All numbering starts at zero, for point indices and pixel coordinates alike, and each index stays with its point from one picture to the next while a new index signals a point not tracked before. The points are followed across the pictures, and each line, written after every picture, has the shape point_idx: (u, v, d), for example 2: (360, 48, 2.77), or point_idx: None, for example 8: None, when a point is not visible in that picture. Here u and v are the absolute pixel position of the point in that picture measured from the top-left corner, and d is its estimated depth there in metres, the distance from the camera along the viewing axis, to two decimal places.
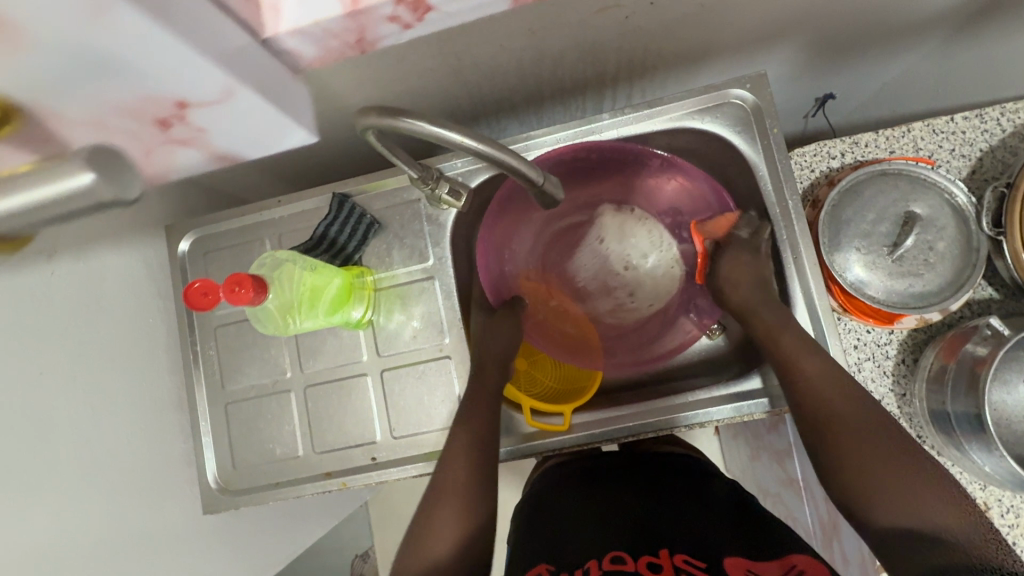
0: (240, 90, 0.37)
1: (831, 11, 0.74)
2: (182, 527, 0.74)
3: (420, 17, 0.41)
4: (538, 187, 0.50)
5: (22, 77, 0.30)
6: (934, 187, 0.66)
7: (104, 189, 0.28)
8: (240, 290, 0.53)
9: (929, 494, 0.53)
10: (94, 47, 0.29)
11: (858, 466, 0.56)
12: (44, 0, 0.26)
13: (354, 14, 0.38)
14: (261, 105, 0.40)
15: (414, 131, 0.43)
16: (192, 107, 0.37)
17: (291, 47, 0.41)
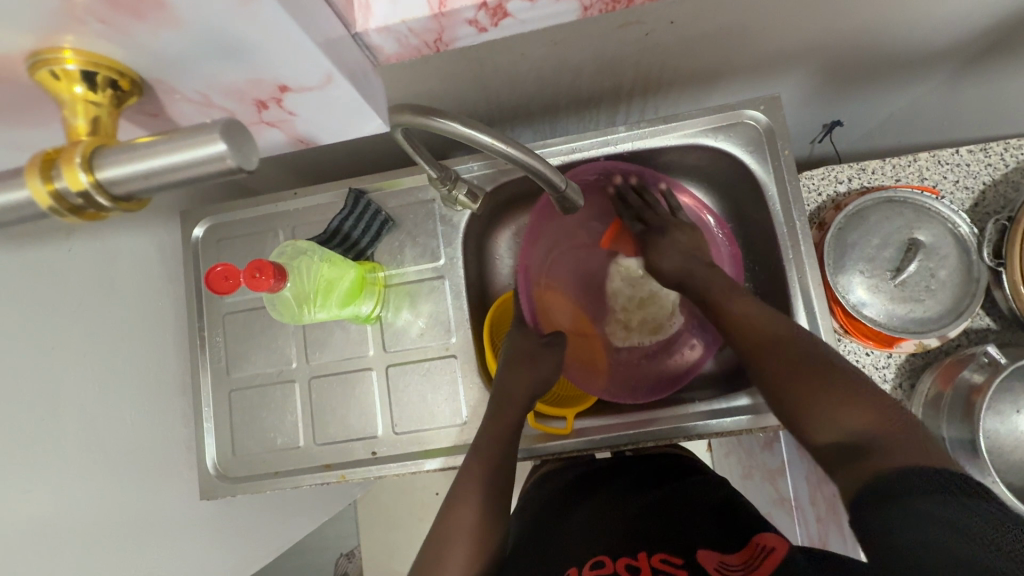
0: (338, 77, 0.36)
1: (844, 40, 0.77)
2: (178, 510, 0.75)
3: (495, 22, 0.44)
4: (560, 193, 0.52)
5: (153, 58, 0.33)
6: (938, 217, 0.67)
7: (226, 155, 0.28)
8: (260, 277, 0.54)
9: (856, 407, 0.55)
10: (218, 29, 0.31)
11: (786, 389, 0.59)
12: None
13: (439, 15, 0.41)
14: (354, 98, 0.39)
15: (444, 131, 0.44)
16: (290, 91, 0.37)
17: (374, 43, 0.43)
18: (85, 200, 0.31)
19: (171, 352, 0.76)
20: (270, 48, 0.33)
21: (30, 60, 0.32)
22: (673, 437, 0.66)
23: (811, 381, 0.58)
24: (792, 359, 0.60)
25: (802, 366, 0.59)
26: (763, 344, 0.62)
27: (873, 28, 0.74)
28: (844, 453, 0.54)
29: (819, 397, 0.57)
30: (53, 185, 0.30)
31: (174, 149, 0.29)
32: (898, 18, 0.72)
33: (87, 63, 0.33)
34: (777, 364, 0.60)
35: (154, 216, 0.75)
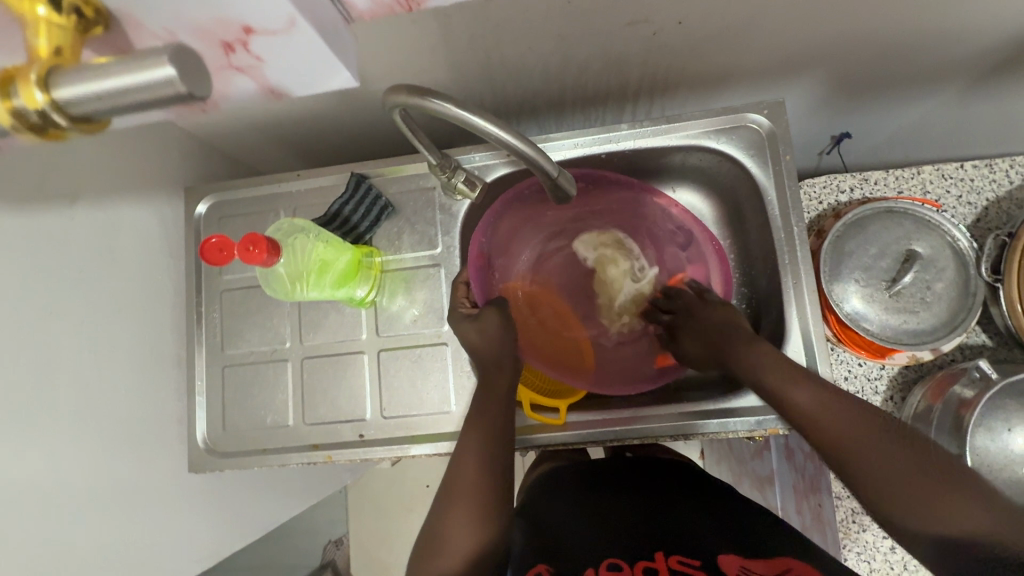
0: (301, 21, 0.35)
1: (854, 49, 0.76)
2: (168, 482, 0.76)
3: None
4: (552, 181, 0.52)
5: None
6: (937, 229, 0.67)
7: (178, 82, 0.29)
8: (254, 250, 0.55)
9: (965, 497, 0.48)
10: None
11: (868, 470, 0.52)
12: None
13: None
14: (314, 43, 0.37)
15: (439, 112, 0.45)
16: (256, 34, 0.35)
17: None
18: (44, 118, 0.31)
19: (169, 325, 0.77)
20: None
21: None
22: (661, 437, 0.67)
23: (901, 468, 0.51)
24: (871, 445, 0.52)
25: (893, 450, 0.52)
26: (833, 423, 0.54)
27: (884, 38, 0.74)
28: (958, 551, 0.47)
29: (908, 486, 0.50)
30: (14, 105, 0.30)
31: (128, 69, 0.29)
32: (909, 29, 0.72)
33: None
34: (854, 454, 0.53)
35: (159, 190, 0.76)
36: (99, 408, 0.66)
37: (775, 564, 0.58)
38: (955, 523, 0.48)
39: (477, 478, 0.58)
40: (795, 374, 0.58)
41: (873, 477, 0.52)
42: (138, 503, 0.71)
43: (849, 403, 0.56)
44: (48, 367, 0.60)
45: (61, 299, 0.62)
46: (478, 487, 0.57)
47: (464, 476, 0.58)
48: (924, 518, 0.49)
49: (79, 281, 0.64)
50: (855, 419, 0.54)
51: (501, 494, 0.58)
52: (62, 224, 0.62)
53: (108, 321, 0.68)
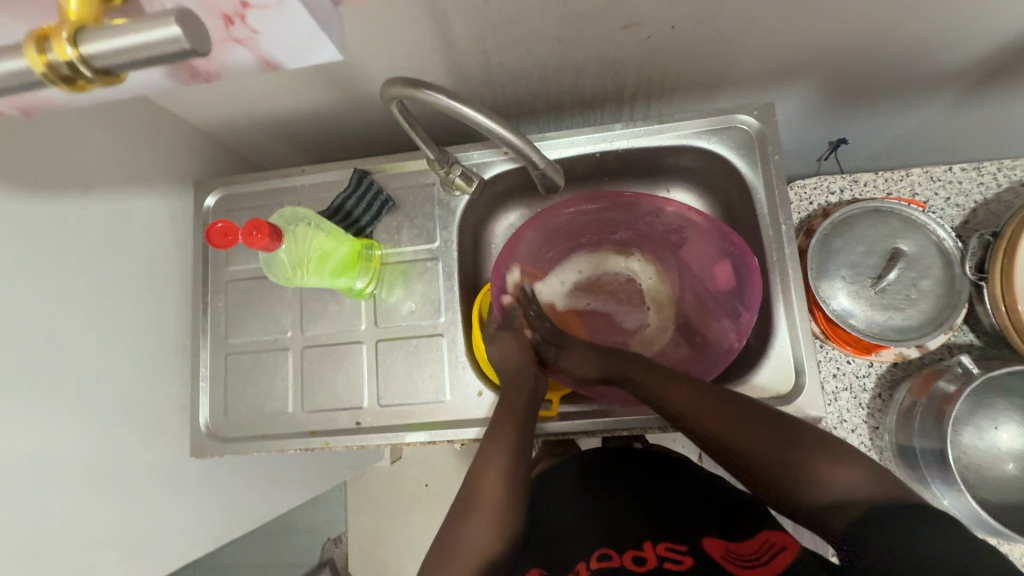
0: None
1: (845, 55, 0.78)
2: (171, 465, 0.78)
3: None
4: (541, 172, 0.54)
5: None
6: (923, 229, 0.68)
7: (183, 38, 0.29)
8: (257, 234, 0.57)
9: (829, 459, 0.53)
10: None
11: (750, 455, 0.57)
12: None
13: None
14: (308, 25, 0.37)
15: (433, 103, 0.47)
16: (252, 7, 0.35)
17: None
18: (74, 72, 0.31)
19: (174, 314, 0.79)
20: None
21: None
22: (650, 429, 0.68)
23: (773, 445, 0.56)
24: (743, 434, 0.57)
25: (745, 429, 0.57)
26: (713, 415, 0.59)
27: (874, 44, 0.76)
28: (851, 513, 0.51)
29: (778, 462, 0.55)
30: (46, 58, 0.30)
31: (132, 28, 0.29)
32: (898, 35, 0.73)
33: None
34: (734, 439, 0.58)
35: (169, 183, 0.79)
36: (105, 390, 0.68)
37: (758, 547, 0.60)
38: (834, 490, 0.52)
39: (499, 482, 0.60)
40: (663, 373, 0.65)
41: (758, 458, 0.56)
42: (140, 485, 0.73)
43: (717, 394, 0.61)
44: (58, 348, 0.63)
45: (71, 283, 0.65)
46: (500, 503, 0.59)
47: (490, 493, 0.59)
48: (811, 488, 0.53)
49: (89, 267, 0.67)
50: (718, 408, 0.59)
51: (517, 495, 0.60)
52: (75, 212, 0.65)
53: (116, 307, 0.70)
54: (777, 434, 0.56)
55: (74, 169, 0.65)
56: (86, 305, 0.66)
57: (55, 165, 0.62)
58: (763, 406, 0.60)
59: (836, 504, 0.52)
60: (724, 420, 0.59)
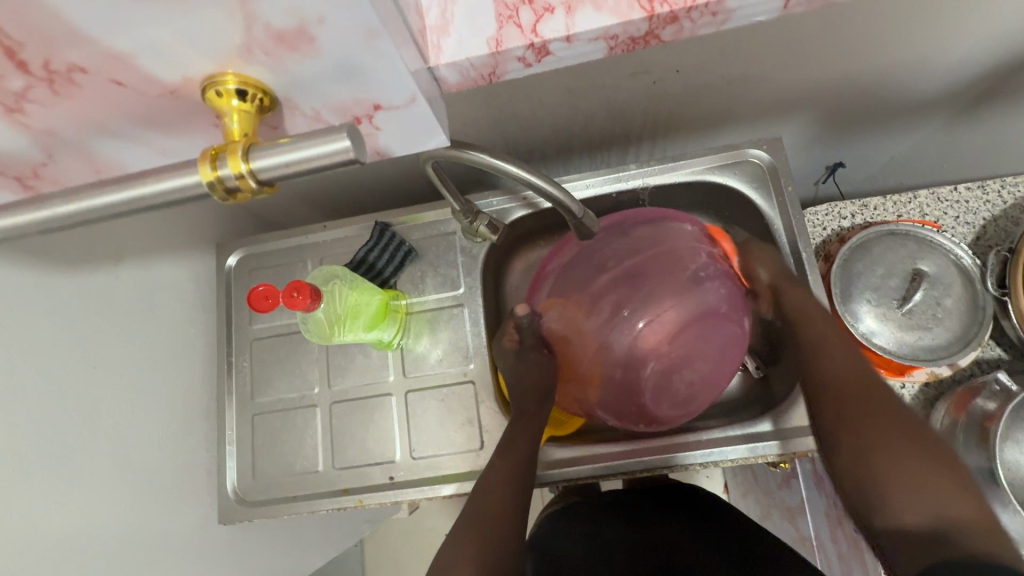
0: (421, 99, 0.39)
1: (840, 87, 0.81)
2: (198, 534, 0.75)
3: (539, 59, 0.46)
4: (577, 220, 0.61)
5: (282, 79, 0.36)
6: (940, 249, 0.70)
7: (349, 149, 0.32)
8: (297, 296, 0.58)
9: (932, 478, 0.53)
10: (340, 57, 0.34)
11: (859, 453, 0.57)
12: (333, 36, 0.33)
13: (496, 53, 0.44)
14: (430, 120, 0.42)
15: (474, 161, 0.51)
16: (382, 110, 0.40)
17: (441, 75, 0.45)
18: (240, 183, 0.34)
19: (199, 376, 0.78)
20: (379, 73, 0.36)
21: (202, 82, 0.36)
22: (693, 465, 0.67)
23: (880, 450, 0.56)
24: (875, 443, 0.57)
25: (890, 437, 0.56)
26: (846, 385, 0.61)
27: (871, 76, 0.79)
28: (933, 547, 0.50)
29: (903, 467, 0.54)
30: (218, 172, 0.33)
31: (310, 143, 0.32)
32: (892, 67, 0.77)
33: (243, 84, 0.36)
34: (863, 437, 0.58)
35: (192, 247, 0.80)
36: (134, 461, 0.67)
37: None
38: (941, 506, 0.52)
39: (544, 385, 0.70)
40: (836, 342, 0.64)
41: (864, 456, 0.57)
42: (172, 557, 0.71)
43: (878, 382, 0.60)
44: (89, 422, 0.62)
45: (101, 354, 0.65)
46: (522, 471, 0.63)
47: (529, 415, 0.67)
48: (914, 496, 0.53)
49: (118, 338, 0.67)
50: (870, 390, 0.60)
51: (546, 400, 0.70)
52: (101, 281, 0.65)
53: (145, 374, 0.70)
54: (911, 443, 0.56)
55: (103, 242, 0.65)
56: (115, 376, 0.66)
57: (86, 239, 0.63)
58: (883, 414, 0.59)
59: (923, 533, 0.51)
60: (863, 396, 0.60)
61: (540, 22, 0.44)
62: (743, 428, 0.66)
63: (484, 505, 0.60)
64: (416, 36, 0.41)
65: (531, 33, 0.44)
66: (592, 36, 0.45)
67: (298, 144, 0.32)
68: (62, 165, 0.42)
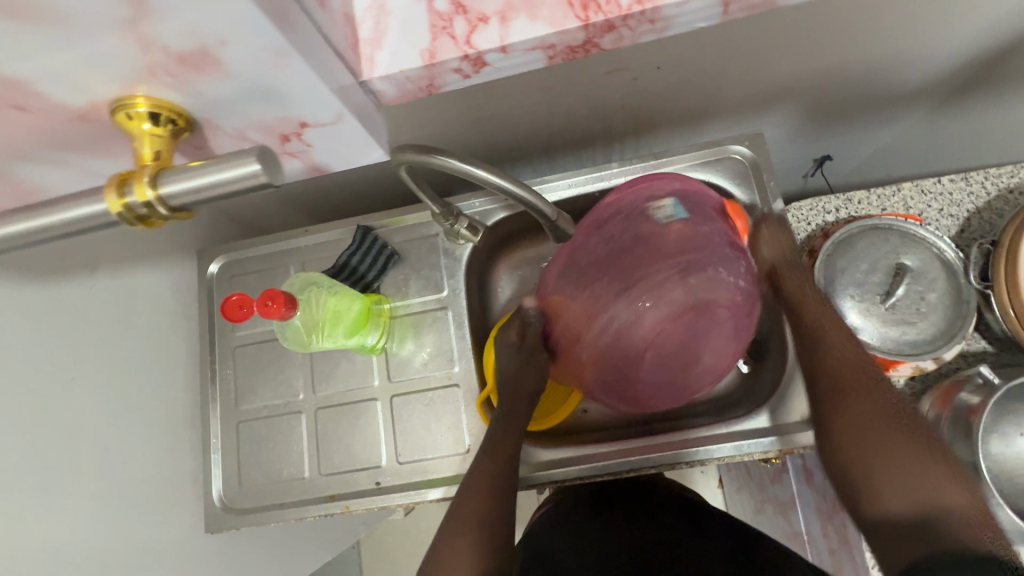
0: (348, 116, 0.40)
1: (823, 80, 0.81)
2: (186, 543, 0.75)
3: (477, 70, 0.46)
4: (552, 222, 0.60)
5: (200, 102, 0.37)
6: (923, 243, 0.70)
7: (261, 173, 0.32)
8: (273, 304, 0.57)
9: (938, 472, 0.52)
10: (258, 80, 0.35)
11: (858, 444, 0.55)
12: (248, 60, 0.33)
13: (431, 66, 0.44)
14: (361, 133, 0.43)
15: (445, 167, 0.51)
16: (310, 127, 0.41)
17: (377, 89, 0.46)
18: (149, 210, 0.35)
19: (182, 384, 0.78)
20: (295, 90, 0.36)
21: (110, 105, 0.36)
22: (680, 464, 0.67)
23: (887, 432, 0.55)
24: (862, 418, 0.56)
25: (889, 422, 0.55)
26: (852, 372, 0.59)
27: (853, 68, 0.78)
28: (919, 533, 0.50)
29: (897, 454, 0.53)
30: (125, 201, 0.34)
31: (220, 168, 0.32)
32: (874, 59, 0.76)
33: (155, 107, 0.36)
34: (862, 417, 0.56)
35: (172, 255, 0.79)
36: (117, 475, 0.66)
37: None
38: (934, 498, 0.50)
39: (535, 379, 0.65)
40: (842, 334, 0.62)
41: (857, 441, 0.56)
42: (161, 568, 0.70)
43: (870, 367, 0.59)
44: (69, 437, 0.61)
45: (79, 366, 0.64)
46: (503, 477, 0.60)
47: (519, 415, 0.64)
48: (910, 490, 0.51)
49: (96, 349, 0.66)
50: (862, 368, 0.60)
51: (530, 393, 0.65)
52: (78, 294, 0.65)
53: (125, 385, 0.69)
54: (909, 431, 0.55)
55: (79, 254, 0.65)
56: (93, 390, 0.65)
57: (62, 252, 0.62)
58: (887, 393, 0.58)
59: (911, 518, 0.50)
60: (864, 394, 0.57)
61: (473, 33, 0.44)
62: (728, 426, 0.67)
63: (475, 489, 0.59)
64: (344, 52, 0.40)
65: (464, 45, 0.43)
66: (527, 47, 0.44)
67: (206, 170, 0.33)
68: (10, 181, 0.42)
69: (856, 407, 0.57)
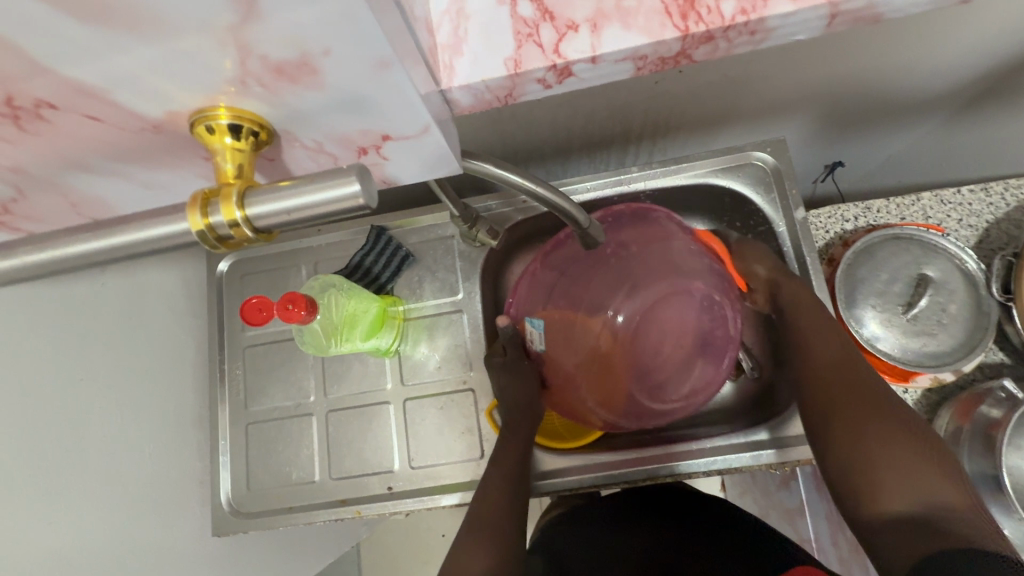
0: (434, 128, 0.37)
1: (845, 87, 0.80)
2: (191, 546, 0.73)
3: (560, 80, 0.45)
4: (583, 229, 0.59)
5: (285, 112, 0.35)
6: (945, 253, 0.69)
7: (358, 195, 0.29)
8: (292, 308, 0.56)
9: (925, 462, 0.53)
10: (349, 89, 0.32)
11: (845, 448, 0.57)
12: (342, 63, 0.30)
13: (515, 75, 0.42)
14: (443, 148, 0.40)
15: (479, 172, 0.49)
16: (391, 139, 0.38)
17: (454, 97, 0.43)
18: (234, 231, 0.31)
19: (190, 384, 0.76)
20: (386, 101, 0.34)
21: (190, 116, 0.34)
22: (697, 472, 0.67)
23: (865, 422, 0.57)
24: (878, 423, 0.57)
25: (875, 415, 0.57)
26: (835, 372, 0.62)
27: (875, 74, 0.77)
28: (917, 529, 0.50)
29: (892, 449, 0.55)
30: (209, 219, 0.30)
31: (314, 188, 0.29)
32: (895, 66, 0.75)
33: (237, 118, 0.34)
34: (851, 440, 0.57)
35: (181, 253, 0.77)
36: (124, 476, 0.65)
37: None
38: (923, 495, 0.51)
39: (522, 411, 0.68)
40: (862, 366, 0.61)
41: (849, 457, 0.56)
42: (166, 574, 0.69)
43: (863, 368, 0.61)
44: (73, 438, 0.60)
45: (87, 365, 0.63)
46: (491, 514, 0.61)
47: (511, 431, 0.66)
48: (899, 482, 0.53)
49: (105, 349, 0.65)
50: (857, 389, 0.60)
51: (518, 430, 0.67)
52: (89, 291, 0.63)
53: (134, 385, 0.68)
54: (886, 415, 0.57)
55: None
56: (102, 387, 0.64)
57: None
58: (880, 389, 0.60)
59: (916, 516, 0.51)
60: (843, 392, 0.60)
61: (562, 42, 0.42)
62: (745, 437, 0.66)
63: (481, 503, 0.62)
64: (427, 56, 0.38)
65: (553, 54, 0.41)
66: (618, 57, 0.43)
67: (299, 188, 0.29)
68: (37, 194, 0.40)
69: (836, 408, 0.59)
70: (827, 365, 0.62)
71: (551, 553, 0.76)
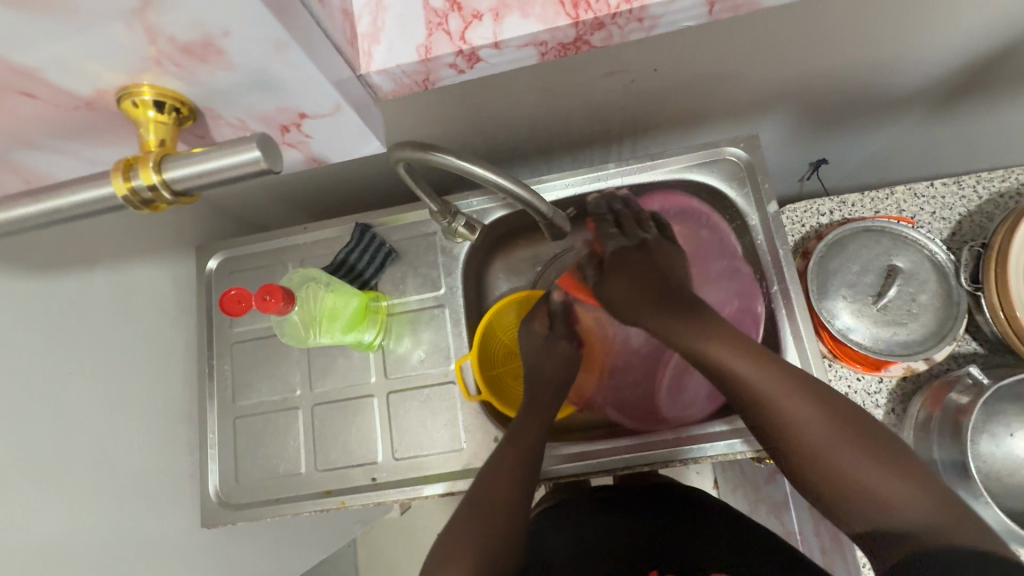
0: (346, 107, 0.41)
1: (820, 84, 0.82)
2: (182, 536, 0.75)
3: (471, 65, 0.47)
4: (548, 221, 0.61)
5: (204, 92, 0.37)
6: (915, 245, 0.71)
7: (261, 160, 0.33)
8: (271, 299, 0.58)
9: (890, 474, 0.54)
10: (260, 71, 0.35)
11: (820, 464, 0.57)
12: (245, 46, 0.33)
13: (426, 61, 0.45)
14: (358, 125, 0.44)
15: (443, 164, 0.51)
16: (308, 118, 0.41)
17: (375, 82, 0.47)
18: (154, 194, 0.35)
19: (180, 379, 0.78)
20: (295, 82, 0.37)
21: (117, 93, 0.36)
22: (674, 463, 0.68)
23: (828, 440, 0.57)
24: (832, 441, 0.57)
25: (829, 436, 0.57)
26: (783, 398, 0.59)
27: (849, 71, 0.79)
28: (918, 540, 0.51)
29: (846, 461, 0.56)
30: (131, 184, 0.34)
31: (221, 155, 0.33)
32: (868, 62, 0.77)
33: (159, 95, 0.37)
34: (813, 465, 0.57)
35: (170, 251, 0.79)
36: (114, 467, 0.67)
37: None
38: (898, 512, 0.52)
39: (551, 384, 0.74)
40: (795, 378, 0.60)
41: (830, 489, 0.56)
42: (157, 563, 0.71)
43: (810, 390, 0.59)
44: (64, 431, 0.61)
45: (78, 358, 0.64)
46: (490, 502, 0.61)
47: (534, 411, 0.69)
48: (861, 499, 0.54)
49: (96, 342, 0.67)
50: (815, 413, 0.58)
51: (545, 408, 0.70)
52: (79, 287, 0.65)
53: (124, 379, 0.70)
54: (841, 432, 0.57)
55: (78, 247, 0.65)
56: (91, 381, 0.66)
57: (61, 246, 0.63)
58: (826, 400, 0.58)
59: (902, 533, 0.52)
60: (791, 415, 0.58)
61: (468, 30, 0.45)
62: (721, 426, 0.68)
63: (485, 486, 0.62)
64: (342, 45, 0.41)
65: (459, 40, 0.44)
66: (519, 44, 0.45)
67: (209, 158, 0.33)
68: (14, 170, 0.42)
69: (795, 427, 0.58)
70: (784, 388, 0.59)
71: (535, 540, 0.77)
